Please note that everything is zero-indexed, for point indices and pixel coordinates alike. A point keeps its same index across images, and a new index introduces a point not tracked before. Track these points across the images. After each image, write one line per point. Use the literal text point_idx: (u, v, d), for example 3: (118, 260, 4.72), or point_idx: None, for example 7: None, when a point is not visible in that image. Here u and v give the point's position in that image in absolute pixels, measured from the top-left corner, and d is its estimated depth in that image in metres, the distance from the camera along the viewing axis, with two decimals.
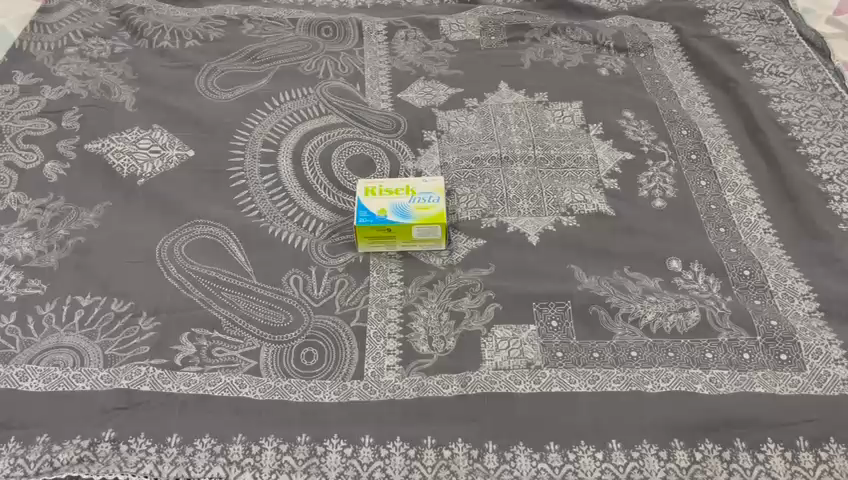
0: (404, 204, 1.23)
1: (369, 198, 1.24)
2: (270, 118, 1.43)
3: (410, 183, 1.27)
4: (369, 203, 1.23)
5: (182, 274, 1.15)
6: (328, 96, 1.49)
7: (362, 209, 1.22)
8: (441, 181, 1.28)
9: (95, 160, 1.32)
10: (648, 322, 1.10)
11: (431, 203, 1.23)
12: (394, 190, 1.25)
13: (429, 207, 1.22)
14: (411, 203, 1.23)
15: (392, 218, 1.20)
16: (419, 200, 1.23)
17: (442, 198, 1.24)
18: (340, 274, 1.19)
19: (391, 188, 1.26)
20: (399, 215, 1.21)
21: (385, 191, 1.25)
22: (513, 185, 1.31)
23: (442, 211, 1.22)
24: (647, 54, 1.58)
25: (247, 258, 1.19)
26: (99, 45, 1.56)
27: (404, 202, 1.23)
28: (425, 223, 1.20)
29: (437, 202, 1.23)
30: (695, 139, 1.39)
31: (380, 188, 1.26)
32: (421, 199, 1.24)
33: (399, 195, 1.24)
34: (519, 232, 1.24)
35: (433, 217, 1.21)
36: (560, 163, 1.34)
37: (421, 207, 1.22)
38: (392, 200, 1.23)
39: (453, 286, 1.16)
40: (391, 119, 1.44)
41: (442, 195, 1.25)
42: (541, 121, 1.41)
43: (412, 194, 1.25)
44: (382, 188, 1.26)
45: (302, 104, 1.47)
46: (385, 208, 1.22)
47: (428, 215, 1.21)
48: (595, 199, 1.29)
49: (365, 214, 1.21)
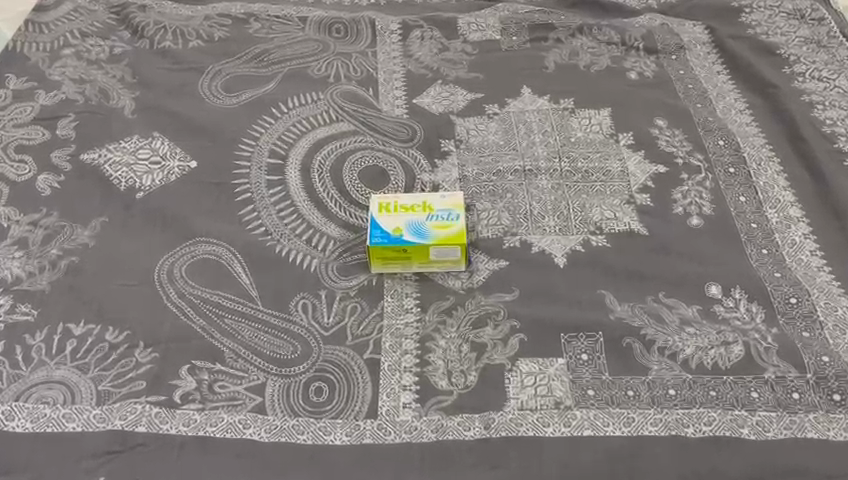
0: (421, 222, 1.14)
1: (383, 216, 1.15)
2: (278, 125, 1.35)
3: (427, 198, 1.18)
4: (384, 221, 1.14)
5: (182, 299, 1.07)
6: (338, 101, 1.40)
7: (375, 228, 1.13)
8: (460, 196, 1.19)
9: (91, 172, 1.24)
10: (687, 356, 1.01)
11: (450, 221, 1.14)
12: (410, 206, 1.16)
13: (448, 226, 1.14)
14: (428, 221, 1.14)
15: (409, 238, 1.12)
16: (437, 218, 1.15)
17: (462, 215, 1.15)
18: (352, 298, 1.10)
19: (407, 204, 1.17)
20: (415, 235, 1.12)
21: (400, 207, 1.16)
22: (537, 200, 1.22)
23: (462, 230, 1.13)
24: (679, 56, 1.48)
25: (251, 280, 1.11)
26: (97, 45, 1.47)
27: (420, 220, 1.14)
28: (444, 244, 1.11)
29: (456, 219, 1.14)
30: (733, 150, 1.30)
31: (394, 204, 1.17)
32: (439, 216, 1.15)
33: (415, 212, 1.15)
34: (545, 252, 1.15)
35: (452, 237, 1.12)
36: (588, 176, 1.25)
37: (439, 226, 1.13)
38: (408, 217, 1.15)
39: (473, 314, 1.07)
40: (406, 127, 1.35)
41: (461, 211, 1.16)
42: (566, 130, 1.32)
43: (429, 210, 1.16)
44: (397, 204, 1.17)
45: (311, 110, 1.38)
46: (401, 227, 1.13)
47: (447, 235, 1.12)
48: (626, 216, 1.20)
49: (379, 234, 1.12)
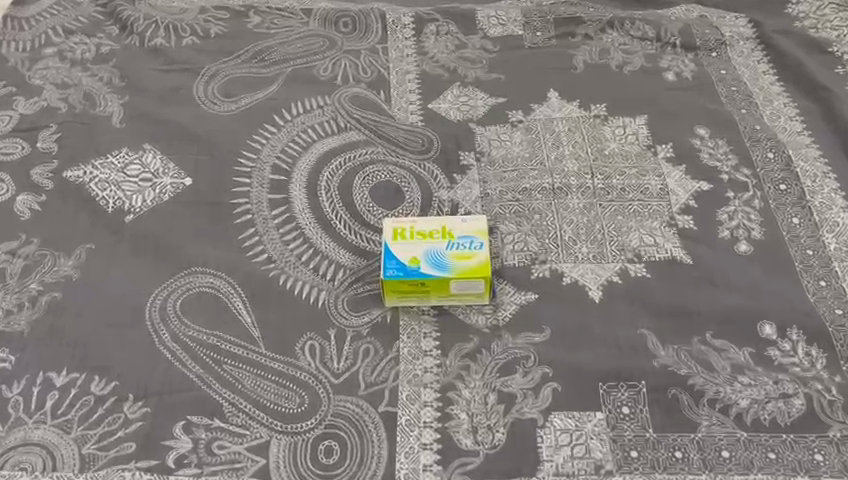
0: (440, 251, 1.02)
1: (397, 244, 1.03)
2: (281, 135, 1.22)
3: (447, 222, 1.06)
4: (398, 250, 1.03)
5: (176, 342, 0.96)
6: (347, 107, 1.27)
7: (389, 258, 1.02)
8: (484, 219, 1.07)
9: (75, 192, 1.12)
10: (740, 410, 0.90)
11: (473, 250, 1.03)
12: (428, 233, 1.05)
13: (470, 256, 1.02)
14: (448, 250, 1.02)
15: (427, 270, 1.00)
16: (458, 246, 1.03)
17: (486, 243, 1.04)
18: (365, 338, 0.99)
19: (424, 230, 1.05)
20: (434, 267, 1.01)
21: (417, 233, 1.05)
22: (568, 223, 1.10)
23: (486, 261, 1.01)
24: (720, 53, 1.35)
25: (253, 318, 1.00)
26: (82, 43, 1.34)
27: (440, 249, 1.03)
28: (466, 277, 1.00)
29: (480, 248, 1.03)
30: (784, 164, 1.17)
31: (410, 229, 1.05)
32: (460, 245, 1.03)
33: (433, 239, 1.04)
34: (578, 284, 1.04)
35: (476, 269, 1.01)
36: (624, 195, 1.13)
37: (461, 256, 1.02)
38: (426, 246, 1.03)
39: (500, 358, 0.96)
40: (422, 136, 1.23)
41: (485, 238, 1.04)
42: (599, 140, 1.19)
43: (450, 237, 1.04)
44: (413, 230, 1.05)
45: (317, 117, 1.25)
46: (418, 257, 1.02)
47: (469, 267, 1.01)
48: (667, 241, 1.08)
49: (394, 266, 1.01)
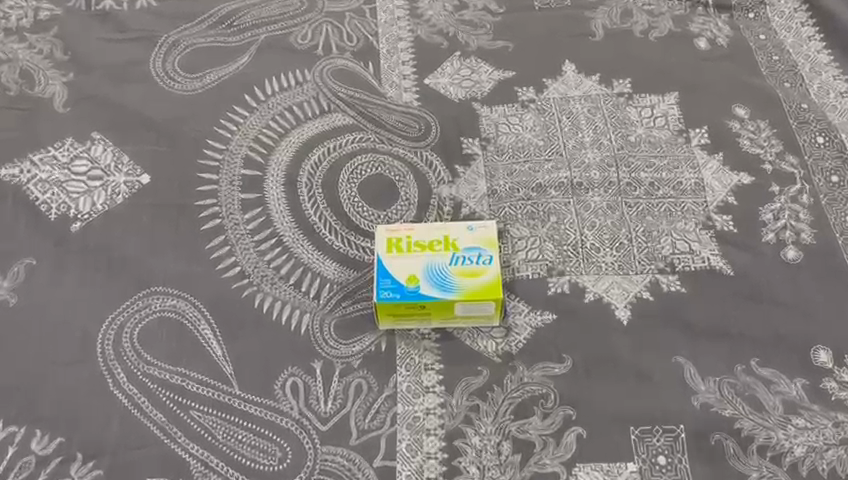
0: (444, 268, 0.87)
1: (393, 258, 0.88)
2: (253, 119, 1.05)
3: (450, 230, 0.91)
4: (394, 266, 0.87)
5: (133, 384, 0.83)
6: (329, 83, 1.09)
7: (384, 275, 0.87)
8: (493, 225, 0.91)
9: (11, 195, 0.96)
10: (795, 460, 0.79)
11: (481, 265, 0.88)
12: (428, 244, 0.89)
13: (479, 273, 0.87)
14: (453, 266, 0.87)
15: (428, 292, 0.86)
16: (464, 260, 0.88)
17: (497, 256, 0.88)
18: (357, 371, 0.85)
19: (424, 240, 0.90)
20: (437, 287, 0.86)
21: (415, 244, 0.89)
22: (590, 226, 0.95)
23: (498, 279, 0.87)
24: (759, 14, 1.17)
25: (224, 351, 0.86)
26: (17, 7, 1.14)
27: (443, 264, 0.88)
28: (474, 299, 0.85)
29: (489, 263, 0.88)
30: (836, 151, 1.02)
31: (407, 240, 0.90)
32: (466, 259, 0.88)
33: (435, 252, 0.88)
34: (602, 301, 0.90)
35: (485, 289, 0.86)
36: (653, 191, 0.98)
37: (467, 273, 0.87)
38: (426, 261, 0.88)
39: (515, 396, 0.83)
40: (417, 119, 1.05)
41: (495, 250, 0.89)
42: (623, 124, 1.03)
43: (454, 249, 0.89)
44: (410, 241, 0.90)
45: (296, 96, 1.08)
46: (417, 275, 0.87)
47: (478, 287, 0.86)
48: (703, 247, 0.94)
49: (389, 286, 0.86)
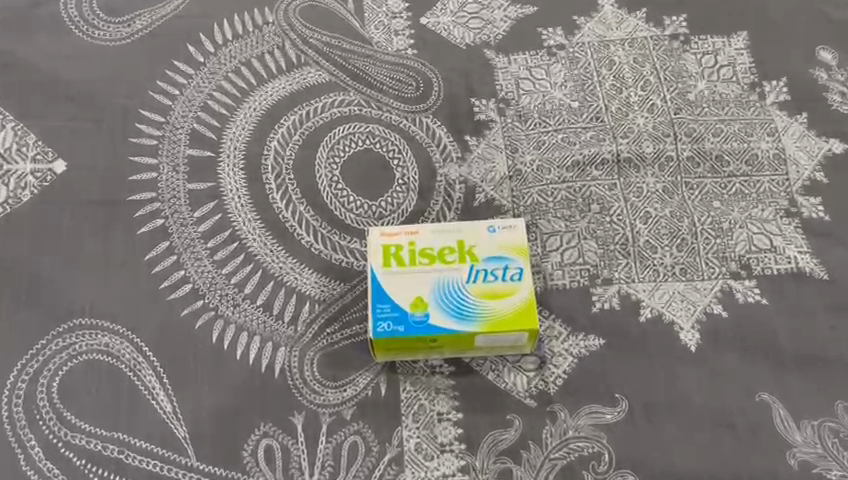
0: (460, 287, 0.66)
1: (391, 275, 0.67)
2: (199, 79, 0.80)
3: (466, 233, 0.69)
4: (393, 287, 0.66)
5: (52, 460, 0.64)
6: (298, 25, 0.84)
7: (380, 300, 0.66)
8: (522, 224, 0.69)
9: None
10: None
11: (509, 282, 0.67)
12: (437, 254, 0.68)
13: (506, 293, 0.66)
14: (472, 284, 0.66)
15: (440, 322, 0.65)
16: (486, 277, 0.67)
17: (528, 267, 0.67)
18: (351, 426, 0.66)
19: (431, 249, 0.68)
20: (452, 315, 0.65)
21: (420, 255, 0.68)
22: (643, 217, 0.74)
23: (531, 301, 0.66)
24: None
25: (174, 407, 0.66)
26: None
27: (458, 282, 0.66)
28: (500, 330, 0.65)
29: (519, 279, 0.67)
30: None
31: (409, 248, 0.68)
32: (489, 275, 0.67)
33: (447, 266, 0.67)
34: (663, 318, 0.70)
35: (515, 314, 0.66)
36: (722, 167, 0.76)
37: (491, 294, 0.66)
38: (436, 279, 0.67)
39: (557, 456, 0.65)
40: (414, 74, 0.81)
41: (526, 259, 0.68)
42: (679, 77, 0.80)
43: (471, 260, 0.68)
44: (413, 250, 0.68)
45: (254, 44, 0.83)
46: (425, 298, 0.66)
47: (505, 313, 0.66)
48: (788, 242, 0.73)
49: (388, 315, 0.65)
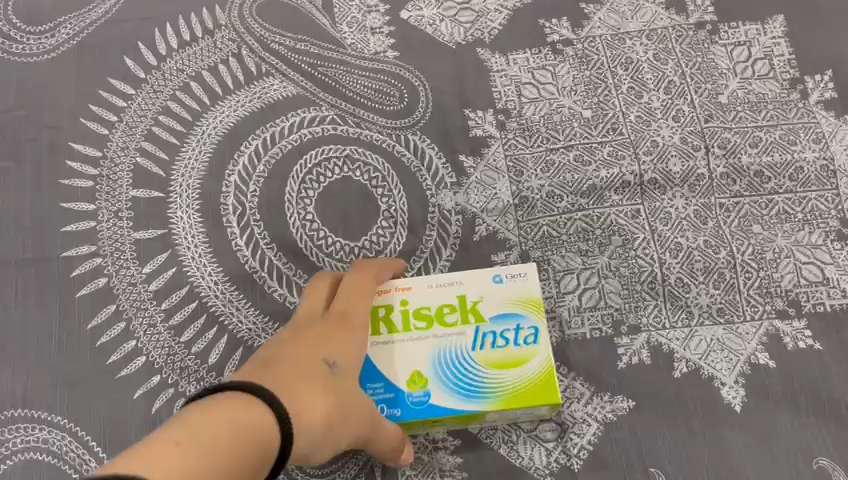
0: (466, 356, 0.55)
1: (382, 346, 0.55)
2: (142, 100, 0.68)
3: (466, 285, 0.57)
4: (385, 362, 0.55)
5: None
6: (255, 26, 0.70)
7: (371, 377, 0.55)
8: (534, 269, 0.58)
9: None
10: None
11: (525, 345, 0.56)
12: (435, 315, 0.56)
13: (521, 360, 0.55)
14: (480, 351, 0.56)
15: (446, 402, 0.54)
16: (496, 341, 0.56)
17: (545, 325, 0.56)
18: None
19: (427, 309, 0.57)
20: (459, 392, 0.55)
21: (414, 317, 0.56)
22: (673, 250, 0.63)
23: (551, 368, 0.55)
24: None
25: None
26: None
27: (462, 350, 0.56)
28: (514, 407, 0.55)
29: (534, 342, 0.56)
30: None
31: (401, 309, 0.57)
32: (498, 338, 0.56)
33: (448, 329, 0.56)
34: (700, 373, 0.60)
35: (533, 387, 0.55)
36: (763, 184, 0.65)
37: (503, 363, 0.55)
38: (436, 346, 0.55)
39: None
40: (397, 82, 0.69)
41: (540, 314, 0.57)
42: (707, 76, 0.68)
43: (475, 321, 0.56)
44: (406, 310, 0.57)
45: (205, 52, 0.69)
46: (425, 373, 0.55)
47: (521, 384, 0.55)
48: (841, 272, 0.63)
49: (383, 397, 0.54)
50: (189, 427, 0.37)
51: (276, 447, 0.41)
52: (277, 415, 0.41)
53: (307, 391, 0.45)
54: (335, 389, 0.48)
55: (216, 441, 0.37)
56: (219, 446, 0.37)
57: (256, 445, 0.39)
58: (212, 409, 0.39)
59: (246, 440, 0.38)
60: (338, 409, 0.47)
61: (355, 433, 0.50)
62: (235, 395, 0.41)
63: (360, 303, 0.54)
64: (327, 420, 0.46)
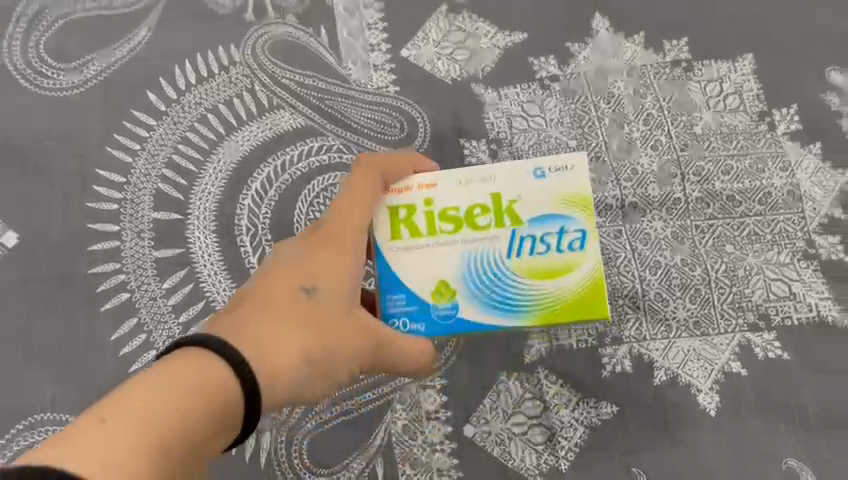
0: (500, 263, 0.53)
1: (408, 257, 0.53)
2: (163, 130, 0.74)
3: (507, 178, 0.54)
4: (410, 269, 0.53)
5: None
6: (267, 63, 0.76)
7: (391, 289, 0.53)
8: (582, 161, 0.55)
9: None
10: None
11: (568, 250, 0.54)
12: (468, 219, 0.54)
13: (561, 266, 0.53)
14: (519, 257, 0.53)
15: (480, 317, 0.53)
16: (535, 237, 0.54)
17: (592, 230, 0.54)
18: None
19: (460, 212, 0.54)
20: (490, 304, 0.53)
21: (442, 219, 0.54)
22: (653, 268, 0.69)
23: (600, 273, 0.53)
24: None
25: None
26: None
27: (496, 255, 0.53)
28: (549, 311, 0.53)
29: (577, 246, 0.54)
30: None
31: (427, 211, 0.54)
32: (538, 235, 0.54)
33: (482, 233, 0.53)
34: (678, 381, 0.65)
35: (570, 295, 0.53)
36: (734, 208, 0.71)
37: (539, 267, 0.53)
38: (470, 253, 0.53)
39: None
40: (397, 114, 0.75)
41: (588, 217, 0.54)
42: (683, 109, 0.74)
43: (513, 222, 0.54)
44: (433, 215, 0.54)
45: (221, 87, 0.75)
46: (454, 285, 0.53)
47: (558, 294, 0.53)
48: (808, 288, 0.68)
49: (404, 309, 0.53)
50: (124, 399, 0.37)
51: (237, 398, 0.41)
52: (233, 366, 0.41)
53: (270, 329, 0.45)
54: (312, 318, 0.47)
55: (160, 412, 0.37)
56: (157, 418, 0.37)
57: (213, 402, 0.39)
58: (162, 371, 0.39)
59: (200, 401, 0.39)
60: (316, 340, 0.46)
61: (352, 352, 0.49)
62: (187, 351, 0.41)
63: (349, 216, 0.52)
64: (303, 356, 0.45)
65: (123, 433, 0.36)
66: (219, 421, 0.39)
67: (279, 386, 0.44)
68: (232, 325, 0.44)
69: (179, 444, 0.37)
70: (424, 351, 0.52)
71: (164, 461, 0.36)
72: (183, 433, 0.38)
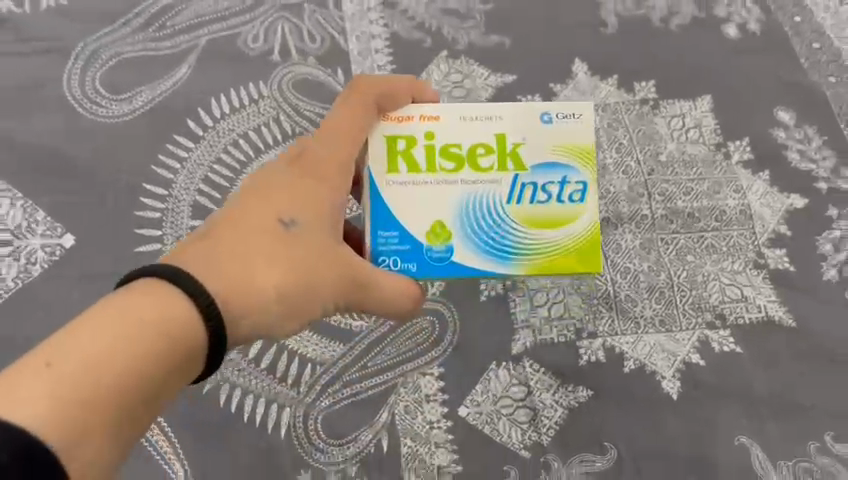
0: (500, 207, 0.62)
1: (413, 191, 0.62)
2: (199, 152, 0.85)
3: (516, 127, 0.63)
4: (411, 205, 0.62)
5: None
6: (290, 96, 0.88)
7: (386, 225, 0.61)
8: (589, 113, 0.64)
9: None
10: None
11: (565, 201, 0.63)
12: (471, 160, 0.62)
13: (558, 215, 0.63)
14: (519, 204, 0.63)
15: (478, 256, 0.63)
16: (537, 186, 0.63)
17: (591, 182, 0.63)
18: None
19: (464, 153, 0.62)
20: (488, 245, 0.62)
21: (445, 157, 0.62)
22: (623, 273, 0.79)
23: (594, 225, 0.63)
24: None
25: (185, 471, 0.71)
26: None
27: (497, 199, 0.63)
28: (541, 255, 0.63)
29: (574, 198, 0.63)
30: None
31: (429, 148, 0.62)
32: (539, 184, 0.63)
33: (485, 175, 0.62)
34: (645, 369, 0.75)
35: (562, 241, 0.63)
36: (693, 223, 0.82)
37: (537, 214, 0.63)
38: (471, 194, 0.62)
39: None
40: None
41: (588, 170, 0.63)
42: (651, 140, 0.86)
43: (517, 168, 0.63)
44: (438, 149, 0.62)
45: (251, 116, 0.87)
46: (451, 225, 0.62)
47: (552, 240, 0.63)
48: (757, 292, 0.78)
49: (397, 247, 0.62)
50: (76, 334, 0.42)
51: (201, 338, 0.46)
52: (197, 304, 0.46)
53: (254, 256, 0.52)
54: (294, 247, 0.54)
55: (116, 349, 0.42)
56: (106, 357, 0.42)
57: (168, 340, 0.44)
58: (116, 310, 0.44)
59: (153, 339, 0.44)
60: (298, 267, 0.53)
61: (336, 284, 0.56)
62: (144, 282, 0.46)
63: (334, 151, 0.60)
64: (285, 283, 0.53)
65: (75, 373, 0.41)
66: (175, 363, 0.45)
67: (261, 309, 0.51)
68: (214, 245, 0.51)
69: (136, 377, 0.43)
70: (408, 289, 0.60)
71: (118, 395, 0.42)
72: (143, 367, 0.43)
